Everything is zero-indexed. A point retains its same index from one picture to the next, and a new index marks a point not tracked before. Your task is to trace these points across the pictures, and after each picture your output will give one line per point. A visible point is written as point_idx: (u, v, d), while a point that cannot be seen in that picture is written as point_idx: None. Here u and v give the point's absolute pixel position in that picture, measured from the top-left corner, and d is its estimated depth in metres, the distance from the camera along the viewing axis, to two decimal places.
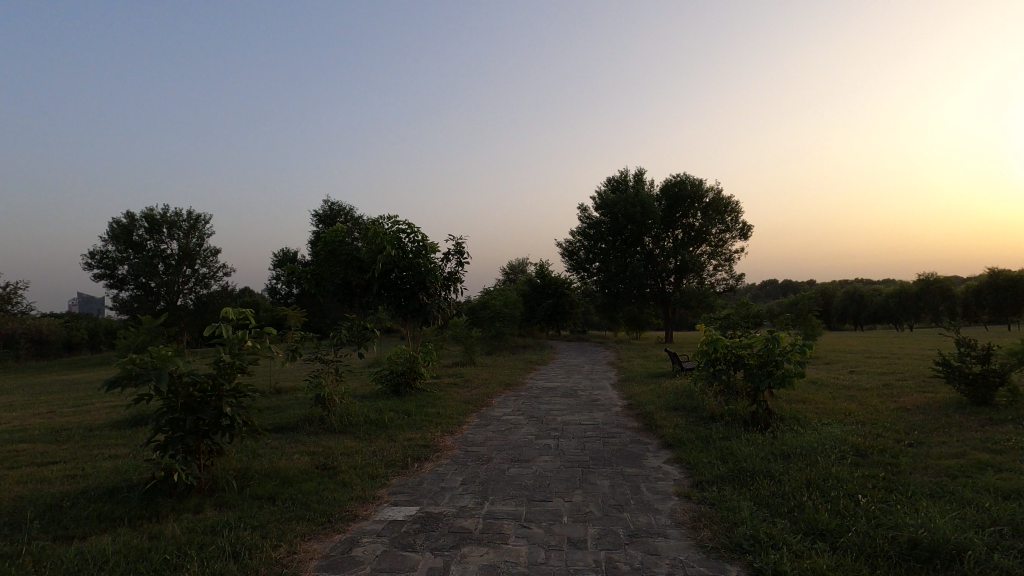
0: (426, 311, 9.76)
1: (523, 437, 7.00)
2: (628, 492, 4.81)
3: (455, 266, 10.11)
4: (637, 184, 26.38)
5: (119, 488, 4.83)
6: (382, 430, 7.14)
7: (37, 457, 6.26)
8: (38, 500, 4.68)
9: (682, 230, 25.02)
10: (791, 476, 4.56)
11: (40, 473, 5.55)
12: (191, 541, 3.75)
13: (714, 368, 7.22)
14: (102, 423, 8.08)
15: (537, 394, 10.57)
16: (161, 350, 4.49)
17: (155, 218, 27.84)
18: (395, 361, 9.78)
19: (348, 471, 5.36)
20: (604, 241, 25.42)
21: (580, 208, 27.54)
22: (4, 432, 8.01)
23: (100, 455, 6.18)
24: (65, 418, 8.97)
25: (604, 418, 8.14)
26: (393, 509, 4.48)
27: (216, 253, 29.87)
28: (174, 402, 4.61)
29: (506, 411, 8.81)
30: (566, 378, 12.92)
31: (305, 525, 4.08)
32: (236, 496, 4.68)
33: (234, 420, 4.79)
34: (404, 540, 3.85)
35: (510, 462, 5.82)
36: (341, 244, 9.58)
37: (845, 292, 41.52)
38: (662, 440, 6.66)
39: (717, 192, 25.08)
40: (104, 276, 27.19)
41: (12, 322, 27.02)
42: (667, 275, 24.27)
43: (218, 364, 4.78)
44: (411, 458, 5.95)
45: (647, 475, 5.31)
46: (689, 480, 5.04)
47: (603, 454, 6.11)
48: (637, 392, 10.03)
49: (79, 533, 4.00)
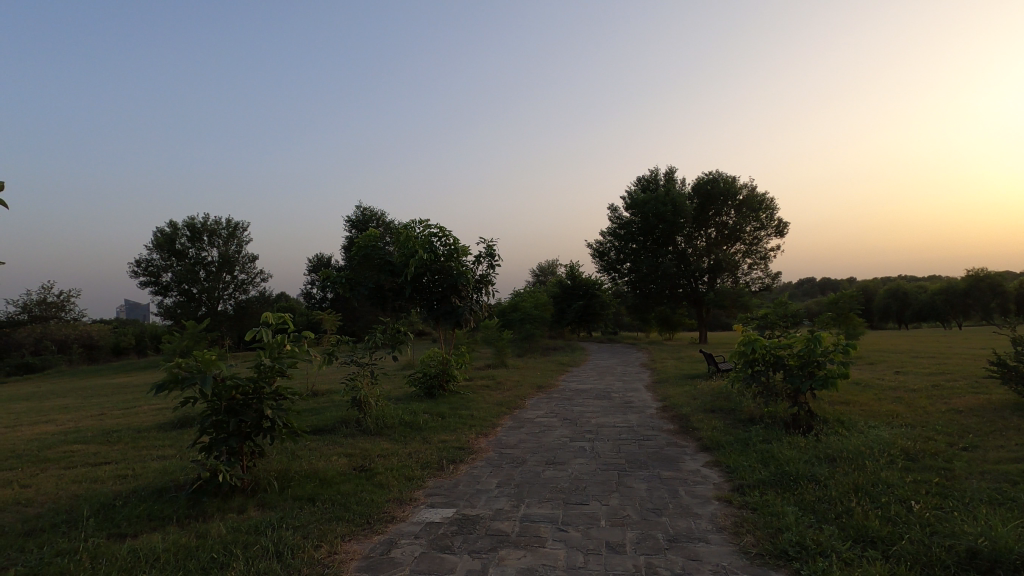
0: (459, 313, 9.76)
1: (557, 439, 6.98)
2: (667, 496, 4.73)
3: (487, 269, 10.16)
4: (668, 183, 26.04)
5: (168, 489, 4.99)
6: (417, 431, 7.23)
7: (92, 457, 6.55)
8: (92, 498, 4.89)
9: (715, 229, 24.64)
10: (837, 480, 4.41)
11: (94, 473, 5.79)
12: (236, 541, 3.85)
13: (752, 369, 6.99)
14: (150, 425, 8.42)
15: (570, 396, 10.52)
16: (205, 354, 4.61)
17: (196, 227, 28.85)
18: (428, 364, 9.88)
19: (385, 473, 5.43)
20: (635, 241, 25.16)
21: (610, 208, 27.34)
22: (60, 433, 8.40)
23: (149, 456, 6.42)
24: (115, 420, 9.37)
25: (639, 420, 8.05)
26: (430, 511, 4.52)
27: (253, 259, 30.68)
28: (218, 404, 4.76)
29: (539, 414, 8.79)
30: (598, 380, 12.80)
31: (345, 526, 4.14)
32: (278, 496, 4.79)
33: (274, 422, 4.92)
34: (441, 541, 3.88)
35: (544, 465, 5.81)
36: (374, 248, 9.77)
37: (887, 289, 39.94)
38: (700, 442, 6.53)
39: (751, 189, 24.56)
40: (150, 284, 28.33)
41: (66, 329, 28.38)
42: (700, 274, 23.85)
43: (258, 368, 4.90)
44: (446, 460, 5.99)
45: (685, 478, 5.22)
46: (729, 485, 4.92)
47: (639, 457, 6.04)
48: (671, 394, 9.88)
49: (132, 532, 4.16)
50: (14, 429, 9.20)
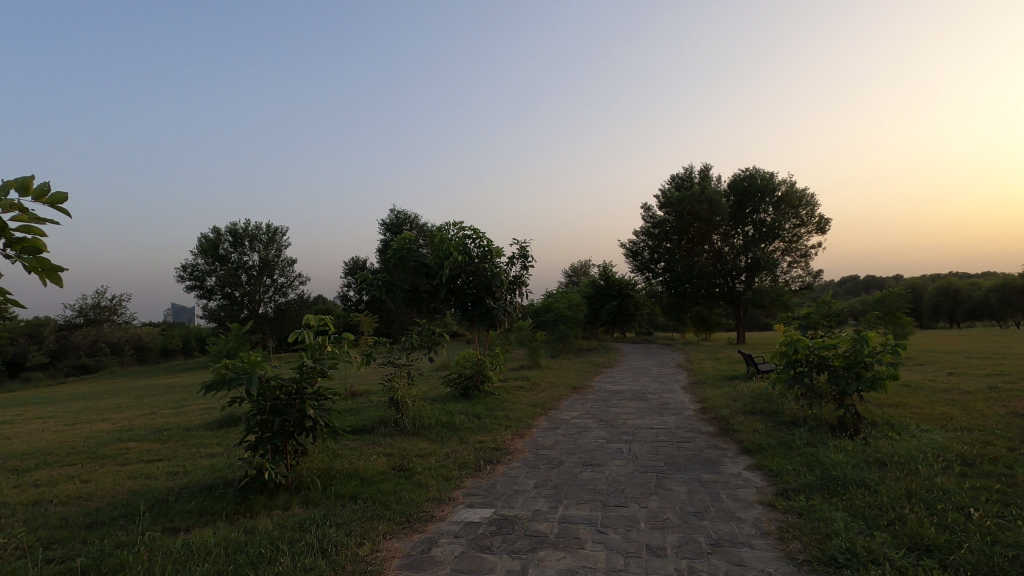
0: (493, 314, 9.80)
1: (594, 441, 6.92)
2: (708, 499, 4.64)
3: (520, 270, 10.18)
4: (703, 180, 25.59)
5: (217, 486, 5.17)
6: (454, 432, 7.30)
7: (145, 454, 6.86)
8: (146, 494, 5.10)
9: (752, 226, 24.00)
10: (888, 486, 4.25)
11: (147, 469, 6.06)
12: (282, 536, 3.97)
13: (795, 370, 6.79)
14: (198, 423, 8.75)
15: (605, 397, 10.42)
16: (250, 355, 4.76)
17: (238, 232, 29.87)
18: (463, 365, 9.98)
19: (423, 472, 5.50)
20: (669, 240, 24.79)
21: (643, 207, 27.01)
22: (115, 431, 8.81)
23: (198, 454, 6.67)
24: (165, 419, 9.77)
25: (677, 421, 7.91)
26: (468, 511, 4.56)
27: (292, 263, 31.53)
28: (263, 404, 4.92)
29: (574, 415, 8.74)
30: (633, 381, 12.64)
31: (386, 525, 4.21)
32: (320, 494, 4.91)
33: (316, 422, 5.04)
34: (481, 541, 3.91)
35: (581, 466, 5.78)
36: (409, 251, 9.92)
37: (938, 287, 38.16)
38: (741, 445, 6.38)
39: (790, 185, 23.93)
40: (195, 288, 29.45)
41: (118, 332, 29.75)
42: (738, 273, 23.35)
43: (301, 369, 5.04)
44: (483, 460, 6.02)
45: (726, 481, 5.11)
46: (772, 489, 4.80)
47: (678, 459, 5.95)
48: (709, 395, 9.67)
49: (184, 526, 4.33)
50: (73, 427, 9.70)
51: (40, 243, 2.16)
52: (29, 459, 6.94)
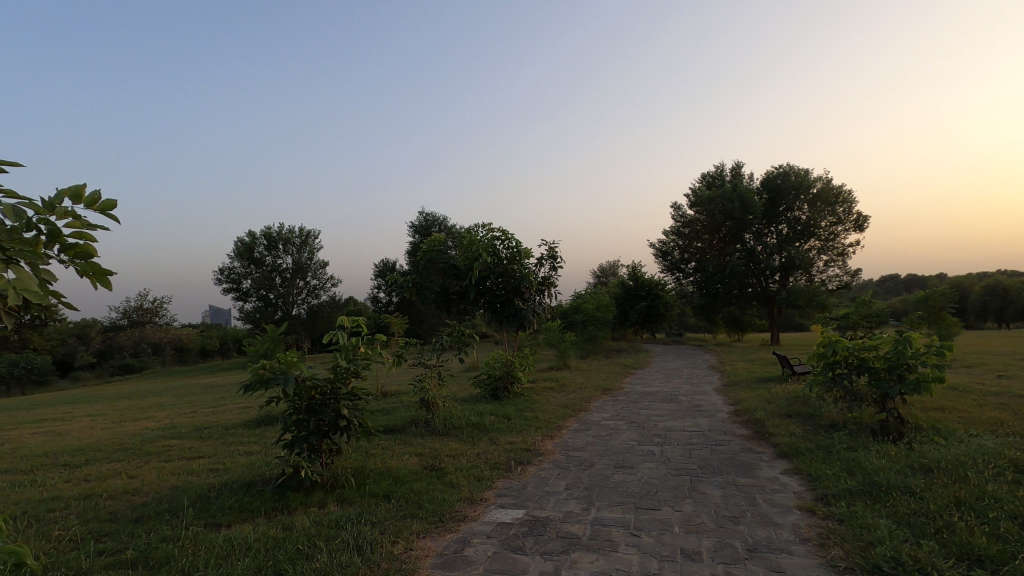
0: (522, 316, 9.80)
1: (625, 443, 6.86)
2: (743, 504, 4.55)
3: (549, 271, 10.17)
4: (734, 178, 25.11)
5: (256, 483, 5.31)
6: (484, 432, 7.33)
7: (188, 451, 7.10)
8: (189, 490, 5.28)
9: (786, 224, 23.43)
10: (935, 493, 4.09)
11: (190, 466, 6.27)
12: (319, 534, 4.05)
13: (834, 372, 6.59)
14: (236, 422, 9.00)
15: (636, 399, 10.31)
16: (287, 356, 4.88)
17: (273, 236, 30.62)
18: (493, 366, 10.02)
19: (455, 472, 5.54)
20: (700, 239, 24.40)
21: (673, 206, 26.66)
22: (158, 429, 9.13)
23: (237, 451, 6.87)
24: (205, 418, 10.08)
25: (710, 424, 7.78)
26: (500, 511, 4.57)
27: (324, 265, 32.15)
28: (299, 404, 5.04)
29: (604, 416, 8.67)
30: (664, 382, 12.45)
31: (419, 524, 4.25)
32: (355, 492, 4.99)
33: (350, 422, 5.13)
34: (513, 542, 3.91)
35: (613, 468, 5.73)
36: (439, 252, 10.02)
37: (984, 285, 36.59)
38: (777, 449, 6.23)
39: (826, 182, 23.31)
40: (232, 290, 30.32)
41: (159, 333, 30.79)
42: (771, 272, 22.84)
43: (336, 369, 5.13)
44: (514, 461, 6.02)
45: (762, 486, 5.00)
46: (812, 494, 4.67)
47: (712, 462, 5.84)
48: (742, 398, 9.47)
49: (225, 522, 4.46)
50: (120, 424, 10.09)
51: (91, 249, 2.26)
52: (80, 455, 7.25)
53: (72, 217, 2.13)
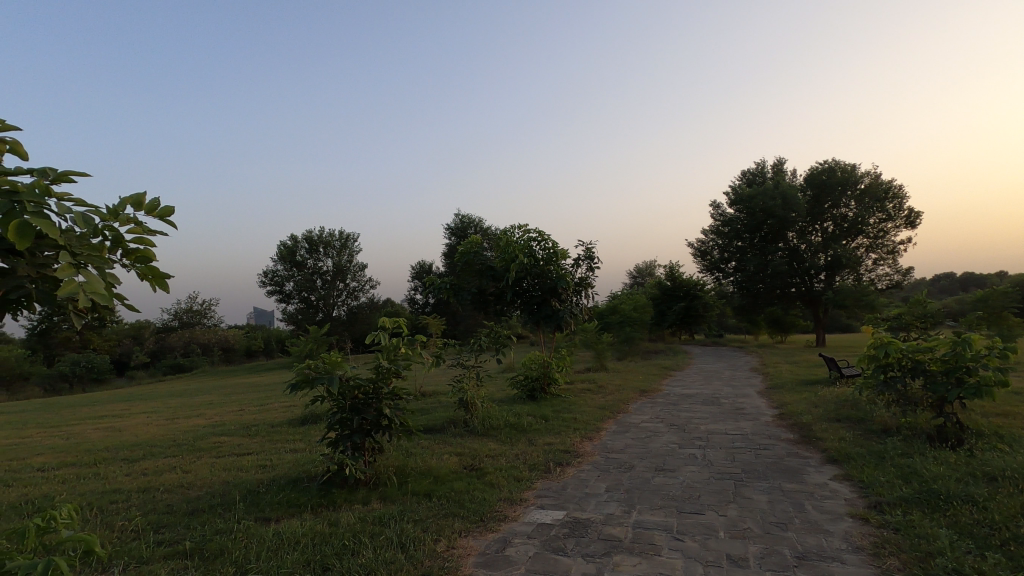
0: (559, 317, 9.78)
1: (665, 446, 6.76)
2: (791, 510, 4.42)
3: (586, 271, 10.12)
4: (776, 176, 24.43)
5: (302, 480, 5.47)
6: (522, 433, 7.36)
7: (237, 447, 7.35)
8: (239, 485, 5.48)
9: (832, 222, 22.67)
10: (1000, 503, 3.88)
11: (240, 462, 6.50)
12: (363, 530, 4.14)
13: (886, 375, 6.32)
14: (282, 420, 9.30)
15: (676, 401, 10.16)
16: (331, 356, 5.02)
17: (313, 239, 31.49)
18: (530, 367, 10.05)
19: (494, 473, 5.57)
20: (741, 238, 23.83)
21: (712, 205, 26.11)
22: (208, 426, 9.51)
23: (284, 449, 7.08)
24: (252, 416, 10.44)
25: (754, 428, 7.58)
26: (541, 512, 4.57)
27: (363, 268, 32.82)
28: (343, 402, 5.17)
29: (644, 418, 8.56)
30: (704, 384, 12.18)
31: (461, 523, 4.29)
32: (396, 491, 5.08)
33: (391, 421, 5.22)
34: (554, 543, 3.91)
35: (654, 471, 5.66)
36: (476, 254, 10.10)
37: None
38: (826, 454, 6.02)
39: (874, 177, 22.46)
40: (275, 292, 31.30)
41: (208, 333, 32.04)
42: (816, 272, 22.11)
43: (377, 369, 5.23)
44: (553, 462, 6.01)
45: (811, 492, 4.84)
46: (864, 501, 4.50)
47: (757, 467, 5.70)
48: (787, 401, 9.18)
49: (275, 517, 4.61)
50: (173, 421, 10.54)
51: (150, 253, 2.38)
52: (138, 449, 7.63)
53: (134, 223, 2.24)
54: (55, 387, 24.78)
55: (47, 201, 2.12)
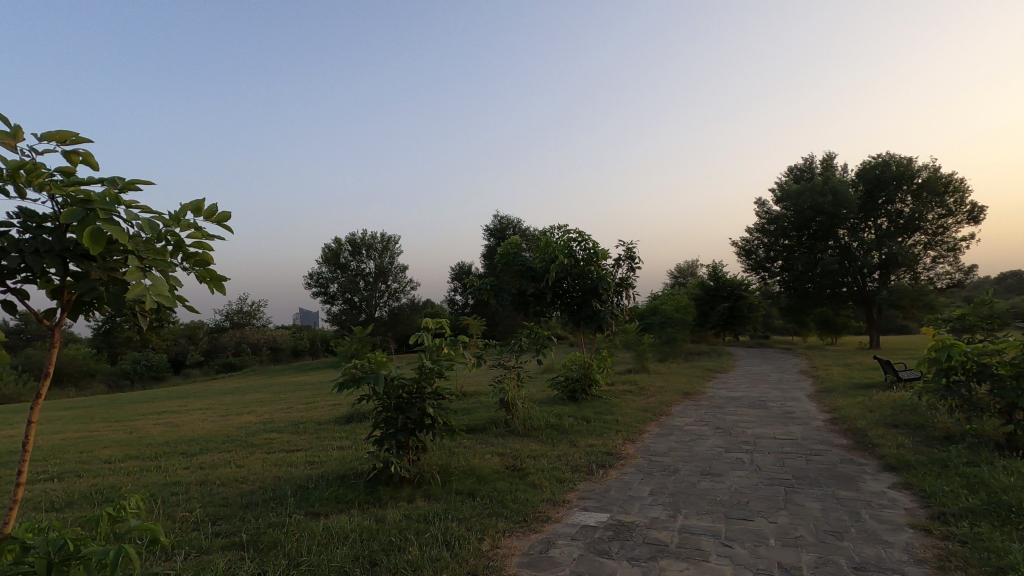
0: (599, 317, 9.69)
1: (711, 449, 6.60)
2: (847, 519, 4.24)
3: (627, 272, 10.01)
4: (825, 171, 23.55)
5: (349, 476, 5.61)
6: (564, 434, 7.32)
7: (286, 444, 7.61)
8: (290, 480, 5.66)
9: (886, 218, 21.71)
10: None
11: (289, 458, 6.73)
12: (409, 527, 4.21)
13: (949, 379, 5.99)
14: (329, 418, 9.57)
15: (720, 403, 9.91)
16: (376, 356, 5.13)
17: (356, 241, 32.30)
18: (570, 368, 10.01)
19: (537, 473, 5.57)
20: (788, 236, 23.06)
21: (757, 202, 25.39)
22: (259, 423, 9.87)
23: (330, 446, 7.28)
24: (300, 413, 10.78)
25: (804, 433, 7.32)
26: (584, 514, 4.55)
27: (404, 269, 33.39)
28: (387, 401, 5.27)
29: (687, 421, 8.39)
30: (750, 387, 11.83)
31: (505, 523, 4.32)
32: (440, 489, 5.15)
33: (435, 420, 5.30)
34: (599, 546, 3.88)
35: (699, 475, 5.53)
36: (516, 255, 10.13)
37: None
38: (883, 461, 5.76)
39: (933, 170, 21.37)
40: (320, 294, 32.27)
41: (257, 333, 33.20)
42: (869, 271, 21.18)
43: (421, 369, 5.32)
44: (595, 464, 5.98)
45: (868, 500, 4.64)
46: (926, 511, 4.28)
47: (808, 473, 5.50)
48: (839, 405, 8.84)
49: (324, 511, 4.75)
50: (227, 418, 10.98)
51: (208, 256, 2.51)
52: (195, 444, 7.99)
53: (194, 229, 2.37)
54: (118, 383, 26.19)
55: (117, 208, 2.23)
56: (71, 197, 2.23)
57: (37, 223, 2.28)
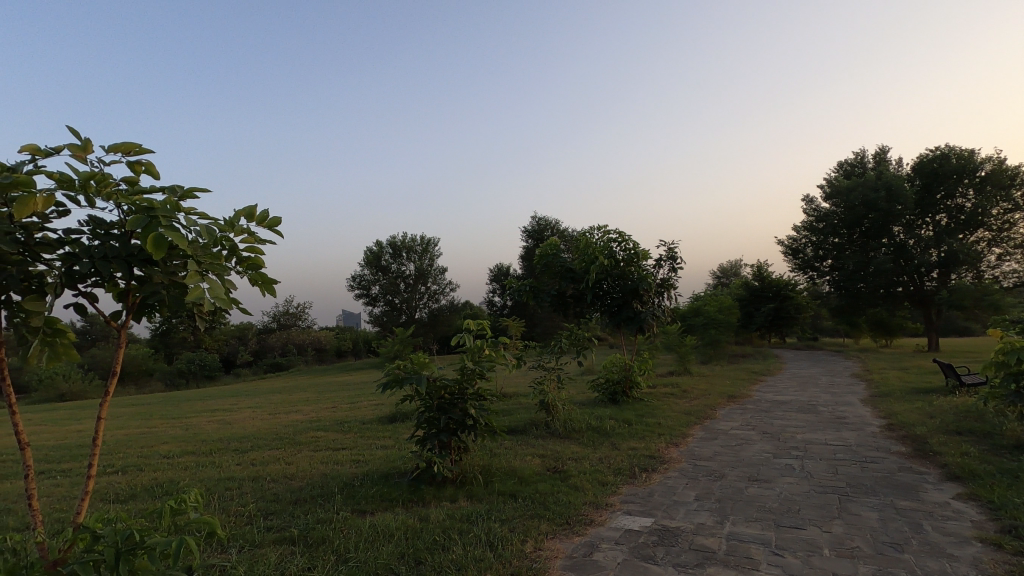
0: (641, 319, 9.53)
1: (759, 455, 6.41)
2: (907, 530, 4.04)
3: (669, 272, 9.83)
4: (878, 166, 22.55)
5: (393, 475, 5.71)
6: (605, 437, 7.24)
7: (332, 442, 7.82)
8: (336, 478, 5.81)
9: (946, 214, 20.65)
10: None
11: (336, 456, 6.91)
12: (453, 527, 4.25)
13: (1018, 385, 5.63)
14: (373, 417, 9.78)
15: (767, 407, 9.60)
16: (419, 356, 5.21)
17: (397, 244, 32.98)
18: (611, 370, 9.91)
19: (579, 476, 5.53)
20: (837, 234, 22.20)
21: (805, 199, 24.55)
22: (306, 421, 10.15)
23: (374, 445, 7.44)
24: (343, 413, 11.04)
25: (858, 439, 7.01)
26: (627, 518, 4.49)
27: (444, 271, 33.77)
28: (430, 402, 5.34)
29: (733, 425, 8.17)
30: (799, 391, 11.43)
31: (547, 525, 4.31)
32: (483, 489, 5.18)
33: (476, 421, 5.34)
34: (643, 551, 3.82)
35: (747, 481, 5.38)
36: (555, 256, 10.09)
37: None
38: (946, 470, 5.46)
39: (998, 162, 20.17)
40: (363, 296, 33.07)
41: (302, 334, 34.21)
42: (927, 270, 20.15)
43: (463, 370, 5.36)
44: (638, 468, 5.89)
45: (929, 511, 4.41)
46: (995, 524, 4.04)
47: (864, 481, 5.27)
48: (896, 410, 8.42)
49: (370, 509, 4.85)
50: (275, 416, 11.36)
51: (260, 260, 2.61)
52: (247, 441, 8.30)
53: (248, 234, 2.48)
54: (174, 382, 27.43)
55: (177, 215, 2.35)
56: (135, 205, 2.36)
57: (105, 231, 2.42)
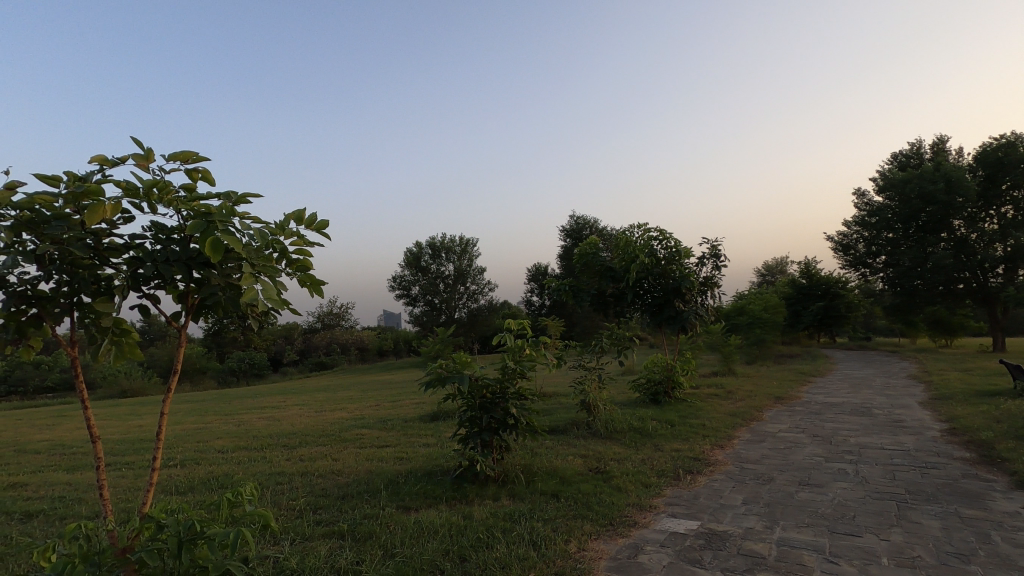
0: (682, 318, 9.35)
1: (809, 458, 6.19)
2: (974, 540, 3.83)
3: (712, 270, 9.61)
4: (936, 156, 21.43)
5: (436, 473, 5.79)
6: (647, 438, 7.14)
7: (376, 440, 7.99)
8: (381, 474, 5.95)
9: (1011, 206, 19.45)
10: None
11: (380, 453, 7.06)
12: (496, 525, 4.28)
13: None
14: (414, 416, 9.95)
15: (818, 409, 9.25)
16: (461, 355, 5.24)
17: (436, 244, 33.50)
18: (652, 370, 9.77)
19: (621, 477, 5.47)
20: (892, 229, 21.21)
21: (856, 193, 23.56)
22: (350, 419, 10.40)
23: (416, 443, 7.55)
24: (386, 411, 11.27)
25: (917, 443, 6.68)
26: (672, 521, 4.41)
27: (482, 271, 34.04)
28: (472, 401, 5.38)
29: (781, 427, 7.91)
30: (852, 392, 10.96)
31: (591, 525, 4.28)
32: (524, 488, 5.19)
33: (518, 420, 5.35)
34: (690, 554, 3.75)
35: (797, 485, 5.20)
36: (595, 255, 10.02)
37: None
38: (1016, 478, 5.14)
39: None
40: (403, 296, 33.70)
41: (346, 334, 35.05)
42: (991, 265, 19.01)
43: (504, 369, 5.38)
44: (682, 470, 5.79)
45: (998, 521, 4.16)
46: None
47: (925, 488, 5.01)
48: (959, 414, 7.97)
49: (414, 505, 4.94)
50: (321, 413, 11.69)
51: (307, 262, 2.69)
52: (295, 437, 8.57)
53: (297, 236, 2.57)
54: (226, 380, 28.55)
55: (232, 219, 2.45)
56: (194, 211, 2.47)
57: (167, 235, 2.54)
